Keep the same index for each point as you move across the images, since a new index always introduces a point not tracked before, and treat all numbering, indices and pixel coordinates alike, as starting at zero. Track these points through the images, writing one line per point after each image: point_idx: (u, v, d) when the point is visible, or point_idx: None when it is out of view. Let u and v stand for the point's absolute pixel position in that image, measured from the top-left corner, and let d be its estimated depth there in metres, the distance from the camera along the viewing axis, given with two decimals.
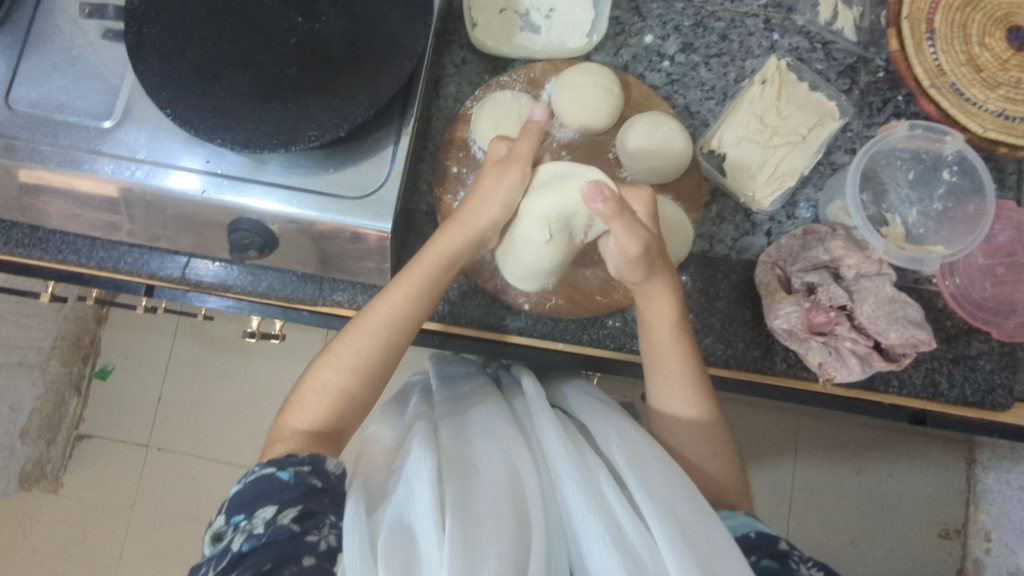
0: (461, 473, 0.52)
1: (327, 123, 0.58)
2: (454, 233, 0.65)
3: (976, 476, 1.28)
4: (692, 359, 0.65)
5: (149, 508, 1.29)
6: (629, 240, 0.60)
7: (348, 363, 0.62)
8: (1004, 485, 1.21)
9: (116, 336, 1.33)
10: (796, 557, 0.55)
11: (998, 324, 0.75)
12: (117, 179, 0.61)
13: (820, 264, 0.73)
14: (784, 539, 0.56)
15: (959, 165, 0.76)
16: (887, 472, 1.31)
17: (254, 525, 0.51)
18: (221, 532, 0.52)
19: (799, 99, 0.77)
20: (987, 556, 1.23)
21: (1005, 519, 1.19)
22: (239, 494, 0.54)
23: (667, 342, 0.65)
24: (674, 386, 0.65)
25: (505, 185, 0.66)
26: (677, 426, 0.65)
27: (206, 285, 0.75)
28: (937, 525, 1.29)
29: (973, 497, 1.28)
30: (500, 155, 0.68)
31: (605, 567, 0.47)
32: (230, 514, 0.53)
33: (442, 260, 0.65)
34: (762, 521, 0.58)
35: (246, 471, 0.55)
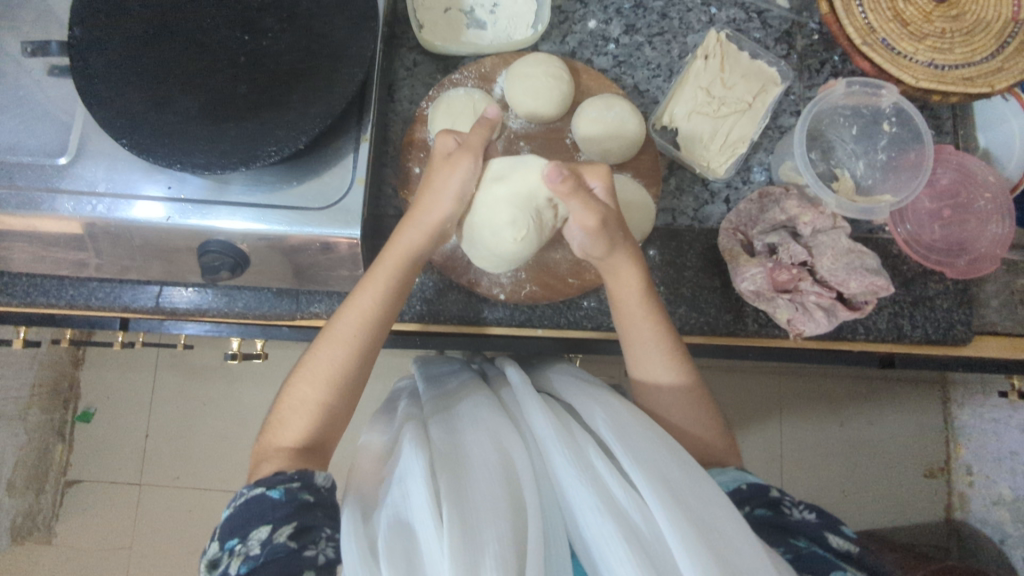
0: (454, 465, 0.53)
1: (286, 138, 0.59)
2: (411, 230, 0.65)
3: (951, 413, 1.34)
4: (665, 326, 0.67)
5: (150, 546, 1.28)
6: (588, 214, 0.61)
7: (322, 376, 0.63)
8: (979, 419, 1.27)
9: (94, 377, 1.31)
10: (789, 500, 0.58)
11: (951, 264, 0.78)
12: (80, 216, 0.61)
13: (778, 225, 0.76)
14: (774, 486, 0.58)
15: (898, 116, 0.79)
16: (867, 419, 1.36)
17: (250, 548, 0.51)
18: (216, 559, 0.53)
19: (741, 69, 0.80)
20: (971, 489, 1.29)
21: (983, 452, 1.25)
22: (229, 518, 0.54)
23: (639, 313, 0.67)
24: (652, 355, 0.67)
25: (459, 175, 0.65)
26: (660, 395, 0.67)
27: (182, 311, 0.75)
28: (920, 464, 1.34)
29: (951, 434, 1.34)
30: (449, 149, 0.67)
31: (602, 536, 0.49)
32: (224, 539, 0.53)
33: (405, 260, 0.65)
34: (752, 473, 0.60)
35: (234, 493, 0.55)
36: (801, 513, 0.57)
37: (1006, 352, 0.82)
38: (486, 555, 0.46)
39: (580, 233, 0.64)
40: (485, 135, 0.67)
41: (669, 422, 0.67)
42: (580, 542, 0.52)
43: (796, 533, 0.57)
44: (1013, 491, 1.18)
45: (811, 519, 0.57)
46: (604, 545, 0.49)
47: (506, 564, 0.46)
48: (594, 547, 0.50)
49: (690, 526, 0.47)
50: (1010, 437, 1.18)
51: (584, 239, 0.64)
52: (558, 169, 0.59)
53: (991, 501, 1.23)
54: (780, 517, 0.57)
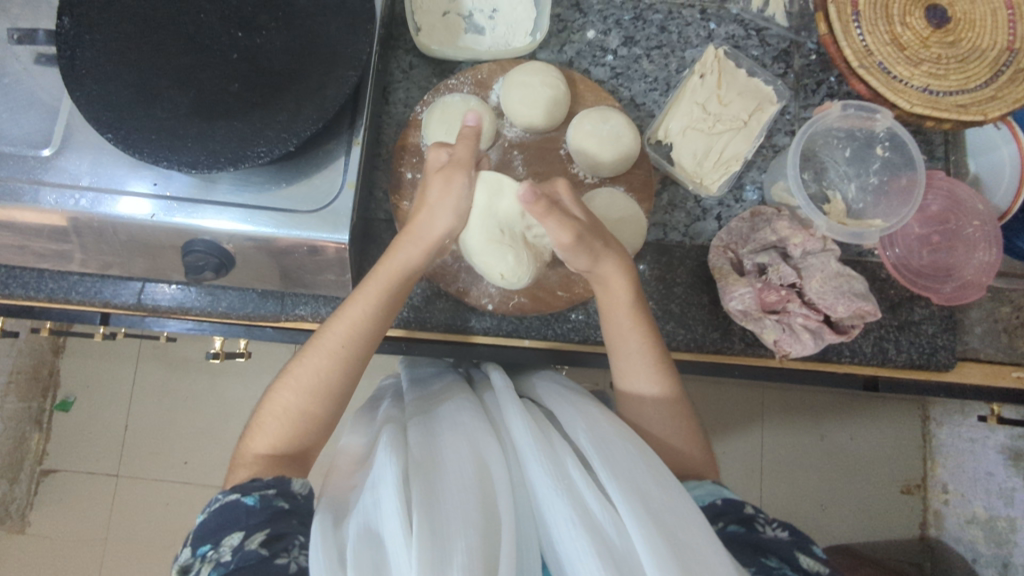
0: (428, 471, 0.53)
1: (276, 139, 0.58)
2: (410, 245, 0.65)
3: (930, 431, 1.35)
4: (652, 341, 0.67)
5: (124, 539, 1.26)
6: (563, 233, 0.61)
7: (307, 385, 0.62)
8: (956, 438, 1.28)
9: (74, 366, 1.29)
10: (762, 518, 0.58)
11: (936, 289, 0.79)
12: (62, 209, 0.60)
13: (768, 245, 0.76)
14: (749, 502, 0.58)
15: (891, 140, 0.79)
16: (848, 435, 1.37)
17: (221, 554, 0.51)
18: (187, 565, 0.51)
19: (738, 86, 0.80)
20: (946, 507, 1.30)
21: (960, 471, 1.26)
22: (203, 525, 0.53)
23: (626, 325, 0.66)
24: (638, 366, 0.67)
25: (454, 191, 0.64)
26: (642, 406, 0.67)
27: (165, 309, 0.73)
28: (898, 481, 1.35)
29: (929, 452, 1.35)
30: (442, 162, 0.65)
31: (575, 549, 0.48)
32: (196, 546, 0.52)
33: (398, 272, 0.64)
34: (728, 487, 0.61)
35: (210, 500, 0.55)
36: (773, 530, 0.57)
37: (987, 378, 0.83)
38: (455, 564, 0.45)
39: (559, 250, 0.64)
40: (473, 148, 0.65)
41: (650, 436, 0.66)
42: (553, 554, 0.51)
43: (768, 552, 0.55)
44: (986, 511, 1.19)
45: (782, 538, 0.56)
46: (576, 557, 0.48)
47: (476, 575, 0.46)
48: (565, 559, 0.49)
49: (663, 543, 0.47)
50: (986, 457, 1.19)
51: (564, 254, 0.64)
52: (530, 189, 0.59)
53: (965, 520, 1.24)
54: (752, 534, 0.56)
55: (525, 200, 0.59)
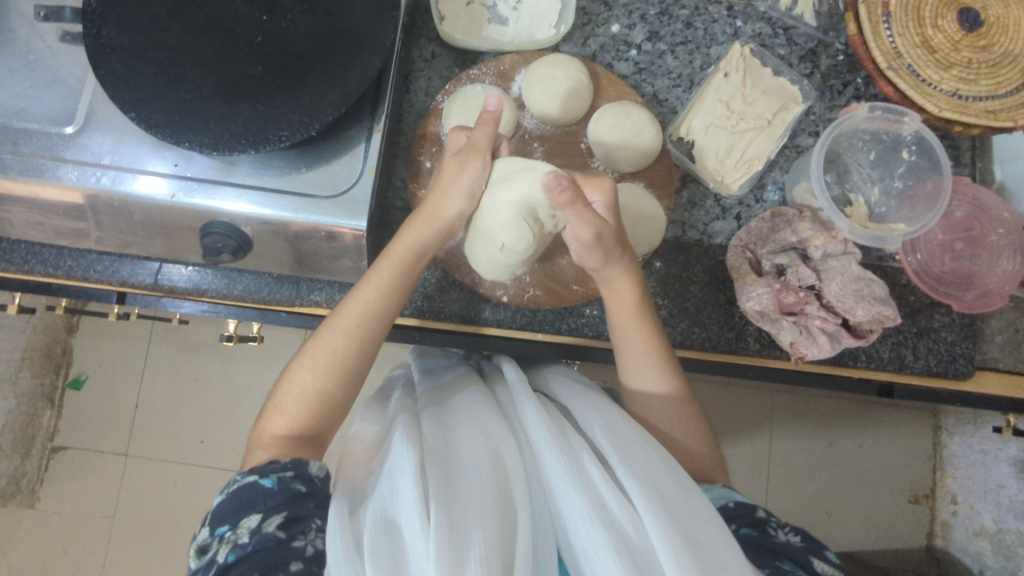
0: (444, 462, 0.53)
1: (298, 123, 0.58)
2: (421, 224, 0.65)
3: (941, 441, 1.33)
4: (658, 341, 0.67)
5: (130, 517, 1.27)
6: (581, 227, 0.61)
7: (324, 364, 0.62)
8: (968, 449, 1.26)
9: (88, 345, 1.30)
10: (773, 523, 0.57)
11: (958, 297, 0.78)
12: (84, 187, 0.60)
13: (788, 246, 0.75)
14: (761, 507, 0.58)
15: (918, 144, 0.78)
16: (857, 442, 1.35)
17: (239, 535, 0.51)
18: (206, 544, 0.52)
19: (763, 85, 0.79)
20: (954, 518, 1.28)
21: (970, 482, 1.25)
22: (221, 506, 0.53)
23: (630, 325, 0.66)
24: (643, 366, 0.66)
25: (467, 176, 0.65)
26: (647, 406, 0.67)
27: (180, 290, 0.74)
28: (906, 491, 1.34)
29: (939, 462, 1.33)
30: (462, 145, 0.67)
31: (591, 546, 0.48)
32: (214, 526, 0.52)
33: (412, 251, 0.65)
34: (738, 491, 0.60)
35: (229, 481, 0.55)
36: (785, 536, 0.56)
37: (1005, 389, 0.82)
38: (472, 556, 0.45)
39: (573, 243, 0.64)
40: (492, 133, 0.65)
41: (662, 435, 0.66)
42: (569, 550, 0.50)
43: (782, 555, 0.55)
44: (996, 523, 1.17)
45: (795, 544, 0.56)
46: (592, 554, 0.48)
47: (492, 569, 0.45)
48: (582, 555, 0.49)
49: (682, 543, 0.46)
50: (997, 469, 1.17)
51: (577, 249, 0.64)
52: (557, 179, 0.58)
53: (973, 532, 1.23)
54: (765, 537, 0.56)
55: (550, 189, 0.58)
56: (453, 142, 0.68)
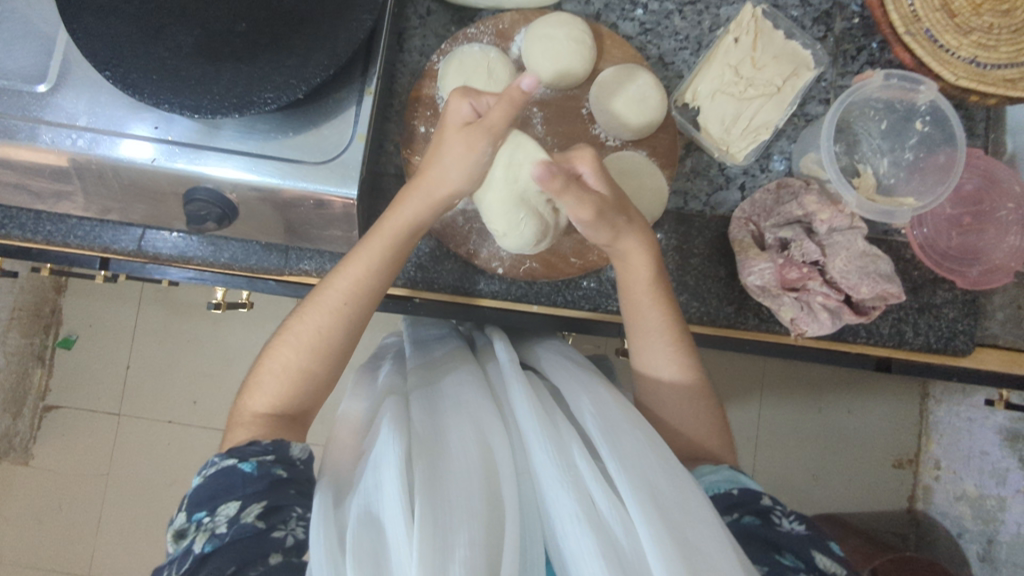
0: (432, 454, 0.52)
1: (284, 85, 0.55)
2: (413, 199, 0.63)
3: (928, 408, 1.33)
4: (671, 315, 0.65)
5: (124, 476, 1.28)
6: (581, 210, 0.59)
7: (308, 343, 0.61)
8: (954, 417, 1.26)
9: (78, 306, 1.28)
10: (779, 511, 0.56)
11: (962, 273, 0.77)
12: (59, 149, 0.57)
13: (792, 220, 0.73)
14: (766, 495, 0.57)
15: (932, 114, 0.75)
16: (845, 407, 1.36)
17: (216, 524, 0.50)
18: (183, 530, 0.51)
19: (774, 49, 0.74)
20: (936, 483, 1.29)
21: (953, 449, 1.25)
22: (198, 490, 0.52)
23: (646, 302, 0.65)
24: (659, 349, 0.65)
25: (467, 155, 0.62)
26: (658, 387, 0.67)
27: (166, 257, 0.71)
28: (891, 456, 1.35)
29: (925, 429, 1.34)
30: (465, 116, 0.62)
31: (579, 546, 0.47)
32: (192, 512, 0.52)
33: (403, 227, 0.63)
34: (745, 475, 0.60)
35: (206, 463, 0.54)
36: (789, 524, 0.55)
37: (1002, 365, 0.81)
38: (456, 558, 0.45)
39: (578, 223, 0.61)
40: (510, 113, 0.60)
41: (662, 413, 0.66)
42: (557, 548, 0.50)
43: (783, 548, 0.53)
44: (977, 489, 1.18)
45: (799, 533, 0.54)
46: (579, 555, 0.47)
47: (477, 570, 0.45)
48: (569, 555, 0.48)
49: (672, 546, 0.46)
50: (982, 436, 1.18)
51: (583, 229, 0.62)
52: (543, 169, 0.55)
53: (954, 497, 1.24)
54: (767, 527, 0.54)
55: (540, 178, 0.56)
56: (455, 111, 0.63)
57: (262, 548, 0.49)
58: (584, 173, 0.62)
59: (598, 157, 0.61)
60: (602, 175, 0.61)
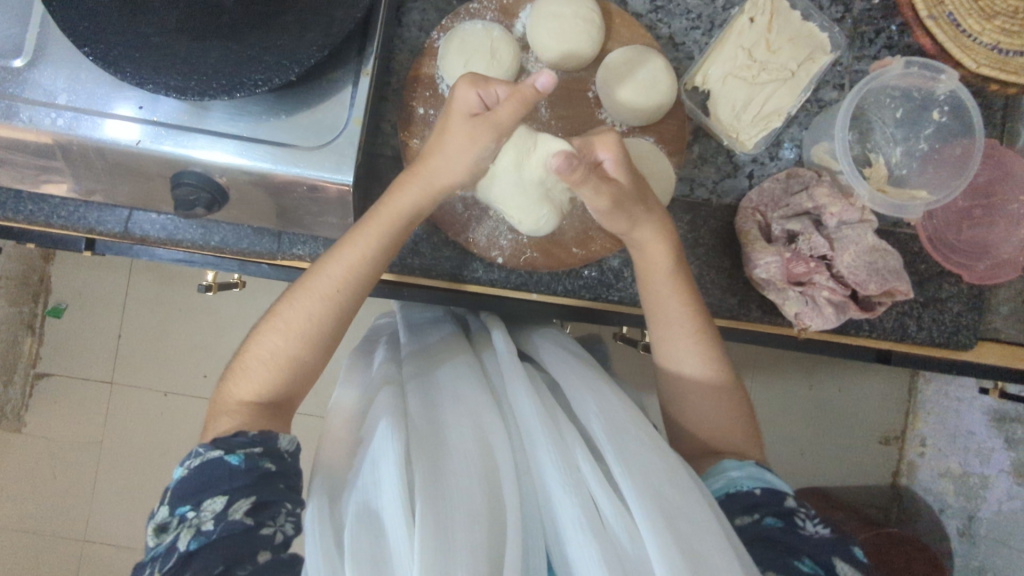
0: (432, 451, 0.51)
1: (275, 66, 0.52)
2: (413, 188, 0.61)
3: (917, 387, 1.33)
4: (693, 303, 0.64)
5: (118, 444, 1.28)
6: (598, 200, 0.58)
7: (297, 330, 0.59)
8: (943, 396, 1.26)
9: (66, 275, 1.26)
10: (803, 514, 0.55)
11: (970, 267, 0.75)
12: (38, 129, 0.54)
13: (801, 212, 0.71)
14: (791, 497, 0.56)
15: (951, 104, 0.72)
16: (836, 384, 1.35)
17: (202, 520, 0.49)
18: (165, 524, 0.50)
19: (791, 29, 0.71)
20: (921, 459, 1.30)
21: (941, 427, 1.26)
22: (182, 483, 0.51)
23: (666, 290, 0.64)
24: (678, 339, 0.64)
25: (473, 151, 0.60)
26: (681, 378, 0.65)
27: (153, 240, 0.69)
28: (878, 433, 1.35)
29: (912, 407, 1.33)
30: (473, 107, 0.59)
31: (580, 551, 0.46)
32: (175, 505, 0.50)
33: (399, 217, 0.61)
34: (771, 474, 0.58)
35: (189, 453, 0.53)
36: (813, 527, 0.53)
37: (1003, 359, 0.80)
38: (457, 559, 0.43)
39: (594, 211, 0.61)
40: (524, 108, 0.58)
41: (687, 404, 0.65)
42: (558, 552, 0.49)
43: (802, 552, 0.51)
44: (961, 467, 1.20)
45: (822, 536, 0.53)
46: (582, 560, 0.46)
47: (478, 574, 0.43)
48: (571, 559, 0.47)
49: (677, 551, 0.45)
50: (969, 417, 1.18)
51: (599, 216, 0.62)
52: (564, 162, 0.53)
53: (938, 474, 1.25)
54: (790, 528, 0.53)
55: (558, 171, 0.54)
56: (461, 99, 0.60)
57: (251, 545, 0.49)
58: (604, 156, 0.59)
59: (620, 142, 0.59)
60: (623, 166, 0.59)
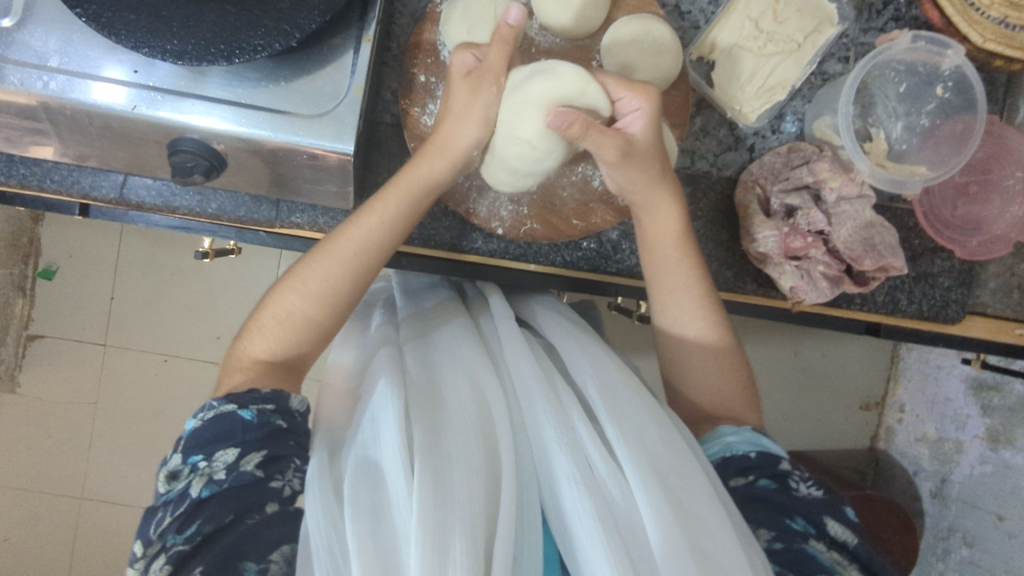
0: (429, 409, 0.52)
1: (276, 31, 0.50)
2: (430, 153, 0.61)
3: (898, 354, 1.36)
4: (697, 271, 0.65)
5: (113, 405, 1.28)
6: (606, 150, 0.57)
7: (315, 291, 0.59)
8: (923, 362, 1.29)
9: (56, 236, 1.24)
10: (797, 475, 0.57)
11: (963, 243, 0.76)
12: (29, 92, 0.53)
13: (801, 186, 0.71)
14: (785, 459, 0.57)
15: (956, 81, 0.72)
16: (820, 350, 1.37)
17: (214, 470, 0.50)
18: (176, 472, 0.50)
19: (798, 1, 0.70)
20: (899, 425, 1.34)
21: (919, 393, 1.29)
22: (195, 433, 0.51)
23: (673, 257, 0.64)
24: (682, 305, 0.65)
25: (482, 100, 0.60)
26: (683, 346, 0.66)
27: (149, 206, 0.68)
28: (859, 398, 1.38)
29: (893, 373, 1.37)
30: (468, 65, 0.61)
31: (574, 503, 0.47)
32: (187, 454, 0.50)
33: (420, 181, 0.61)
34: (768, 438, 0.60)
35: (202, 405, 0.53)
36: (806, 489, 0.56)
37: (990, 333, 0.82)
38: (454, 512, 0.44)
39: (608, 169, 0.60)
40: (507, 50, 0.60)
41: (689, 372, 0.66)
42: (551, 507, 0.50)
43: (794, 513, 0.54)
44: (936, 432, 1.23)
45: (814, 498, 0.55)
46: (575, 514, 0.47)
47: (474, 527, 0.44)
48: (564, 516, 0.48)
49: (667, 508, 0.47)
50: (948, 384, 1.21)
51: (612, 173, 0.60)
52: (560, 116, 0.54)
53: (915, 438, 1.29)
54: (783, 492, 0.55)
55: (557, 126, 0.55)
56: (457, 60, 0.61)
57: (259, 497, 0.50)
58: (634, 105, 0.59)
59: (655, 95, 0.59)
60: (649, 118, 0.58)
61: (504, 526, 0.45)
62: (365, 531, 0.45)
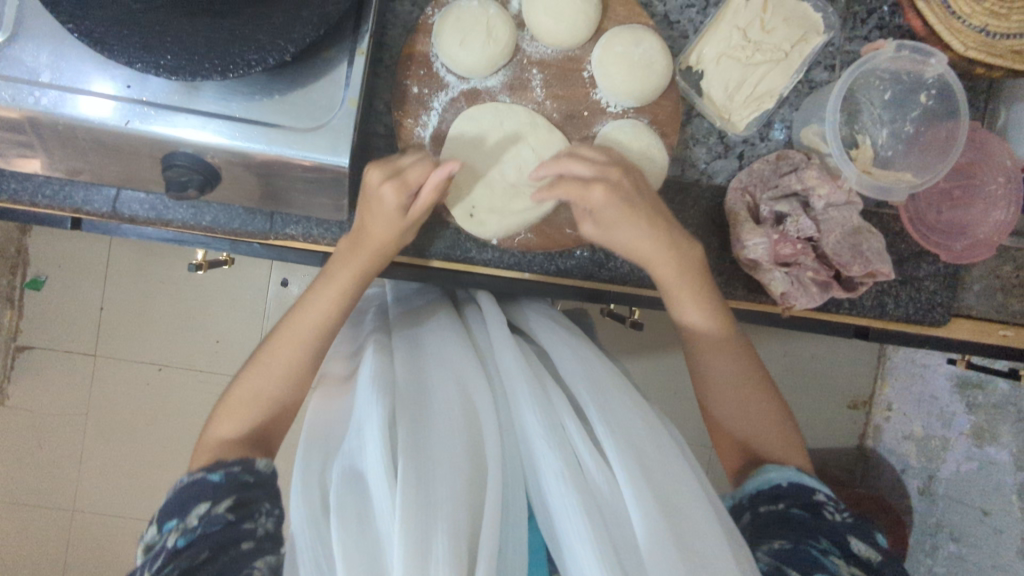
0: (416, 410, 0.52)
1: (269, 45, 0.50)
2: (377, 224, 0.61)
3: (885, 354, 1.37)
4: (716, 308, 0.66)
5: (103, 416, 1.27)
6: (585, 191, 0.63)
7: (278, 373, 0.61)
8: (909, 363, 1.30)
9: (44, 246, 1.23)
10: (831, 505, 0.57)
11: (948, 246, 0.77)
12: (19, 107, 0.52)
13: (790, 193, 0.72)
14: (821, 491, 0.58)
15: (939, 88, 0.73)
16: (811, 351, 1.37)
17: (188, 521, 0.49)
18: (152, 543, 0.50)
19: (784, 11, 0.71)
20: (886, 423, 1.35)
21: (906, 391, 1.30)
22: (166, 504, 0.52)
23: (685, 290, 0.65)
24: (709, 341, 0.67)
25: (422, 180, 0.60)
26: (712, 380, 0.68)
27: (142, 219, 0.68)
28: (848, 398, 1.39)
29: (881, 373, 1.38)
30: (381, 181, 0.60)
31: (560, 499, 0.48)
32: (161, 523, 0.51)
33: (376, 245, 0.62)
34: (805, 474, 0.60)
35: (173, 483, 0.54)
36: (839, 516, 0.56)
37: (975, 334, 0.83)
38: (438, 510, 0.44)
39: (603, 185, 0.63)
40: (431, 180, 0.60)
41: (719, 405, 0.68)
42: (539, 504, 0.51)
43: (817, 531, 0.54)
44: (923, 430, 1.25)
45: (842, 522, 0.55)
46: (561, 509, 0.47)
47: (458, 526, 0.44)
48: (552, 514, 0.48)
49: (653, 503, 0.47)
50: (934, 382, 1.23)
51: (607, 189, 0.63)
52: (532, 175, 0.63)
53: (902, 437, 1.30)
54: (812, 517, 0.56)
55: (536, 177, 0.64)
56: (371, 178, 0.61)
57: (235, 538, 0.49)
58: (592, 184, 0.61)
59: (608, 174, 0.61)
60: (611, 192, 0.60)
61: (489, 523, 0.45)
62: (350, 534, 0.45)
